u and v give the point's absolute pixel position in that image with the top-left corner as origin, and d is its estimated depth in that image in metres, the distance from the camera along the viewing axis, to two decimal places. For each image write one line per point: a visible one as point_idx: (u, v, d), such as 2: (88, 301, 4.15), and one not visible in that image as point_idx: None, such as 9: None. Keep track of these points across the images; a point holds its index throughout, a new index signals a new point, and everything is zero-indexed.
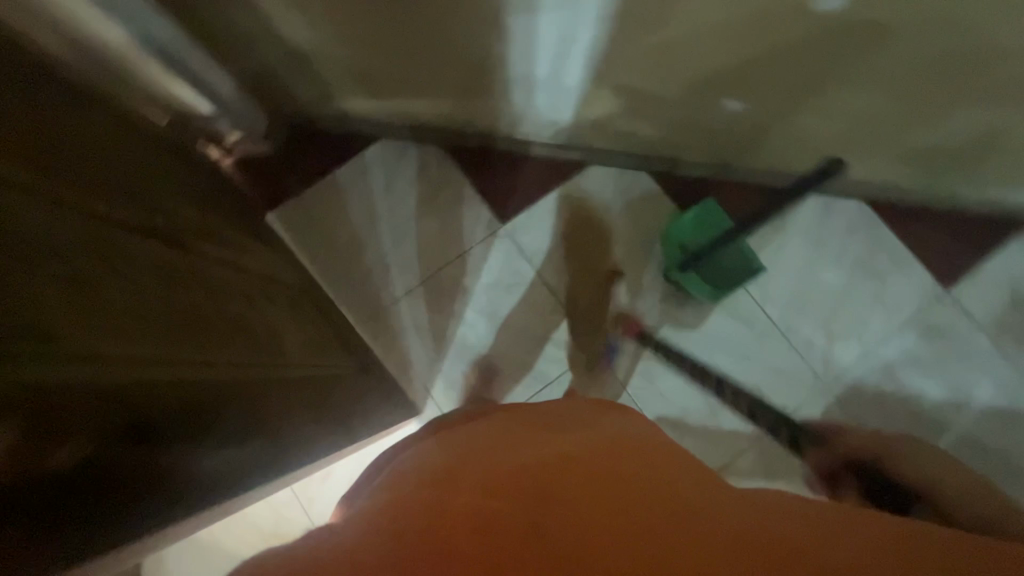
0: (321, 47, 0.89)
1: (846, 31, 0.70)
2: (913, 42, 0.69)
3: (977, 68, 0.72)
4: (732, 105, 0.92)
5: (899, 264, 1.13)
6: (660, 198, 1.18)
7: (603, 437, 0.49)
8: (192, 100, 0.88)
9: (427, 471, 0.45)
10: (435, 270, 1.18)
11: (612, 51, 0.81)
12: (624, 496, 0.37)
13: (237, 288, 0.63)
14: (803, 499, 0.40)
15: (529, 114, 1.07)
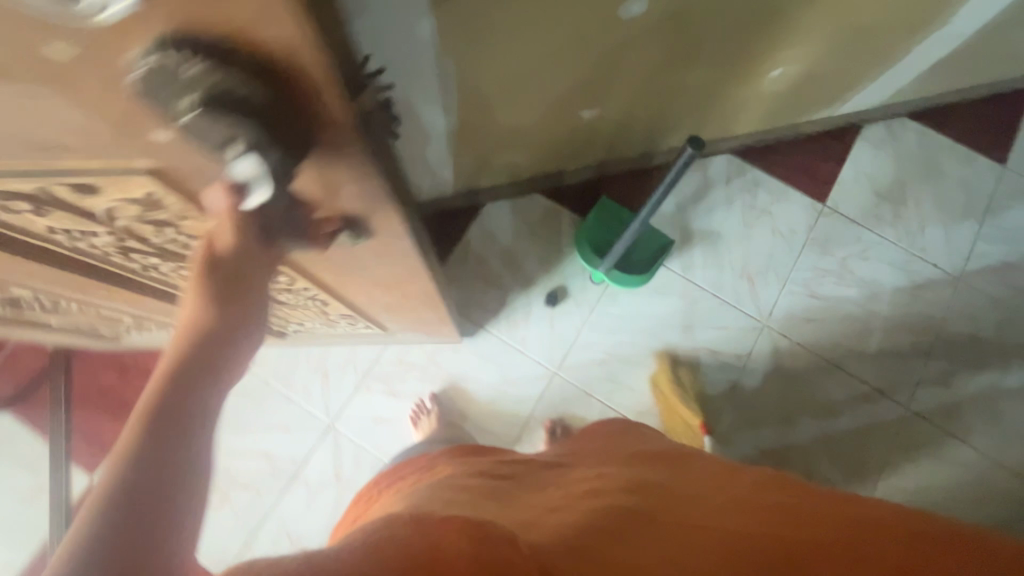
0: None
1: (663, 22, 0.76)
2: (719, 12, 0.77)
3: (775, 18, 0.82)
4: (592, 113, 0.98)
5: (779, 196, 1.25)
6: (560, 212, 1.22)
7: (626, 475, 0.56)
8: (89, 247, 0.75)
9: (454, 501, 0.51)
10: (375, 359, 1.13)
11: (470, 101, 0.82)
12: (641, 535, 0.44)
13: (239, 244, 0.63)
14: (804, 519, 0.48)
15: None
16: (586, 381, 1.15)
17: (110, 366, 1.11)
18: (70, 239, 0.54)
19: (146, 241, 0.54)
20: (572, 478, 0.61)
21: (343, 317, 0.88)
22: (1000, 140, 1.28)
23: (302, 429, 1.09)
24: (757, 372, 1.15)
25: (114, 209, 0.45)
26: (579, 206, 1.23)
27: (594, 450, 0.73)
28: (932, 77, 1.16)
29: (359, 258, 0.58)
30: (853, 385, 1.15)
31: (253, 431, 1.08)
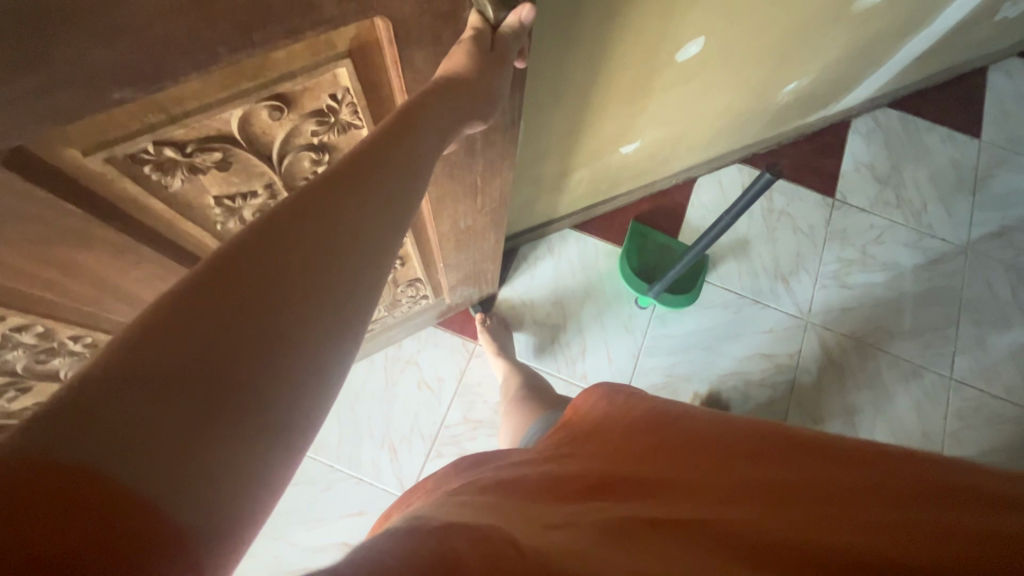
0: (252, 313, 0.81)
1: (704, 57, 0.80)
2: (752, 39, 0.80)
3: (796, 40, 0.87)
4: (628, 149, 0.99)
5: (791, 195, 1.31)
6: (594, 243, 1.24)
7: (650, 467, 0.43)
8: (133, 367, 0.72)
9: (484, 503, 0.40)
10: (441, 421, 1.10)
11: (526, 154, 0.83)
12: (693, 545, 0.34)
13: None
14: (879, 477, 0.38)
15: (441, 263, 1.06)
16: None
17: None
18: (220, 228, 0.47)
19: None
20: (584, 458, 0.47)
21: (408, 289, 0.88)
22: (970, 115, 1.39)
23: (378, 508, 1.04)
24: (809, 366, 1.18)
25: (292, 133, 0.40)
26: (610, 234, 1.24)
27: (599, 408, 0.55)
28: (910, 68, 1.25)
29: (459, 206, 0.65)
30: (899, 363, 1.19)
31: (329, 521, 1.03)
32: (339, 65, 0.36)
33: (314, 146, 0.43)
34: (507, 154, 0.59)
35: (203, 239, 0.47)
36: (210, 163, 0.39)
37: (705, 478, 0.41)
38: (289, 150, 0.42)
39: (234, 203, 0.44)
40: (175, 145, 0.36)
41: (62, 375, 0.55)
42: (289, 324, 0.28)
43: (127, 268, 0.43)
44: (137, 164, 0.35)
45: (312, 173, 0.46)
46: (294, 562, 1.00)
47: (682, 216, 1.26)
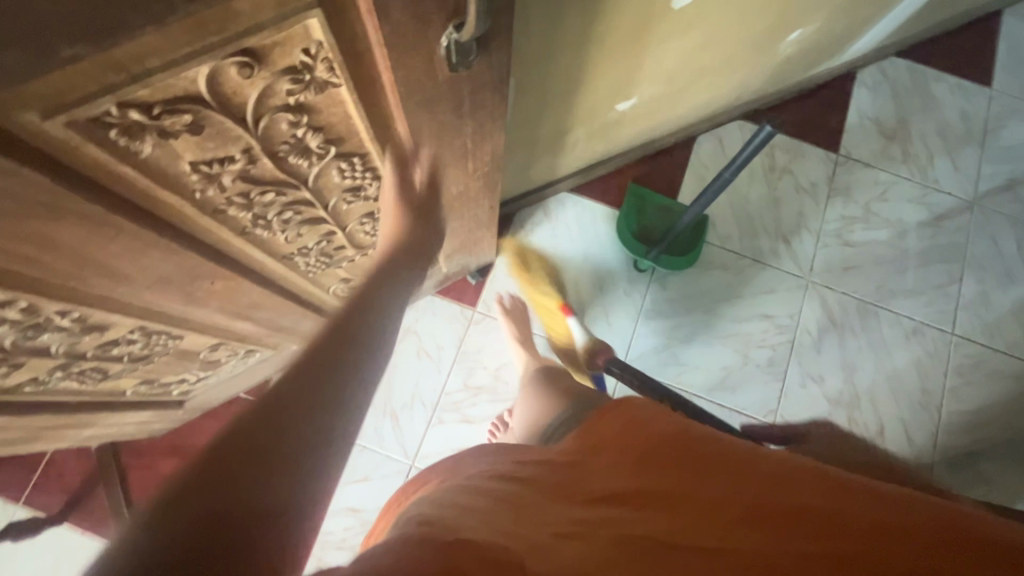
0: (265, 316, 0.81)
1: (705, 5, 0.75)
2: None
3: None
4: (625, 107, 0.96)
5: (794, 152, 1.27)
6: (592, 206, 1.21)
7: (644, 476, 0.45)
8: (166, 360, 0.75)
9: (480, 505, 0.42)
10: (442, 389, 1.11)
11: (518, 114, 0.80)
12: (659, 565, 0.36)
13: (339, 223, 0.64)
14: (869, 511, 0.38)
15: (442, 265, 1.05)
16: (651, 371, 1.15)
17: (165, 453, 1.04)
18: (199, 196, 0.45)
19: (272, 194, 0.50)
20: (598, 464, 0.49)
21: None
22: (983, 64, 1.34)
23: (383, 475, 1.06)
24: (810, 327, 1.18)
25: (265, 92, 0.38)
26: (608, 197, 1.22)
27: (622, 414, 0.55)
28: (922, 13, 1.19)
29: (450, 170, 0.63)
30: (899, 322, 1.19)
31: (335, 488, 1.05)
32: (311, 18, 0.34)
33: (290, 106, 0.41)
34: (497, 114, 0.57)
35: (183, 209, 0.45)
36: (181, 126, 0.37)
37: (699, 492, 0.42)
38: (264, 111, 0.40)
39: (211, 169, 0.43)
40: (140, 106, 0.34)
41: (53, 352, 0.54)
42: (294, 433, 0.37)
43: (107, 243, 0.42)
44: (103, 128, 0.33)
45: (291, 136, 0.44)
46: None
47: (682, 176, 1.23)
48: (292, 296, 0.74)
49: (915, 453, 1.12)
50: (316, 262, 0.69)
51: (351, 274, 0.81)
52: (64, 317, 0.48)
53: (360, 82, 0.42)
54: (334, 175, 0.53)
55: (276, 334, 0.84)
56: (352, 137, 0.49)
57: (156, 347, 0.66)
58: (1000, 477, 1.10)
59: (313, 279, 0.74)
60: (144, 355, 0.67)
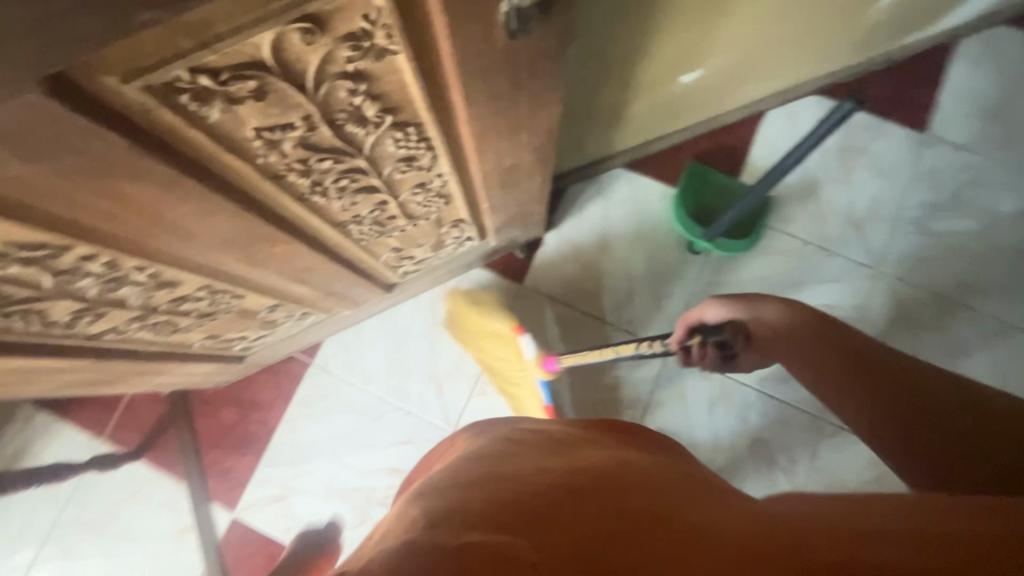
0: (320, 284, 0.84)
1: None
2: None
3: None
4: (688, 78, 0.91)
5: (875, 132, 1.17)
6: (647, 184, 1.17)
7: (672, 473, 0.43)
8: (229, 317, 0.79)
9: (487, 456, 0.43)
10: (485, 361, 1.12)
11: (576, 86, 0.77)
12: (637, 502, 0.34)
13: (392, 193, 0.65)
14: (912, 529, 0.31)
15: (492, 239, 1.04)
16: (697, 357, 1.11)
17: (226, 403, 1.12)
18: (262, 162, 0.47)
19: (329, 161, 0.51)
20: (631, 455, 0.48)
21: (452, 229, 0.87)
22: None
23: (425, 439, 1.10)
24: (876, 321, 1.10)
25: (326, 59, 0.39)
26: (665, 175, 1.17)
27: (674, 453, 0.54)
28: None
29: (504, 143, 0.62)
30: (981, 321, 1.09)
31: (380, 448, 1.10)
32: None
33: (349, 74, 0.41)
34: (555, 83, 0.55)
35: (247, 174, 0.47)
36: (247, 92, 0.38)
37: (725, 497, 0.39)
38: (324, 79, 0.40)
39: (273, 136, 0.44)
40: (209, 72, 0.35)
41: (131, 303, 0.59)
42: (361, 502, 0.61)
43: (178, 205, 0.44)
44: (176, 93, 0.35)
45: (349, 104, 0.45)
46: (349, 482, 1.09)
47: (746, 154, 1.16)
48: (345, 262, 0.76)
49: None
50: (369, 231, 0.71)
51: (402, 243, 0.82)
52: (141, 272, 0.52)
53: (417, 49, 0.42)
54: (390, 144, 0.53)
55: (329, 298, 0.88)
56: (408, 105, 0.49)
57: (221, 305, 0.70)
58: None
59: (366, 246, 0.76)
60: (210, 312, 0.71)
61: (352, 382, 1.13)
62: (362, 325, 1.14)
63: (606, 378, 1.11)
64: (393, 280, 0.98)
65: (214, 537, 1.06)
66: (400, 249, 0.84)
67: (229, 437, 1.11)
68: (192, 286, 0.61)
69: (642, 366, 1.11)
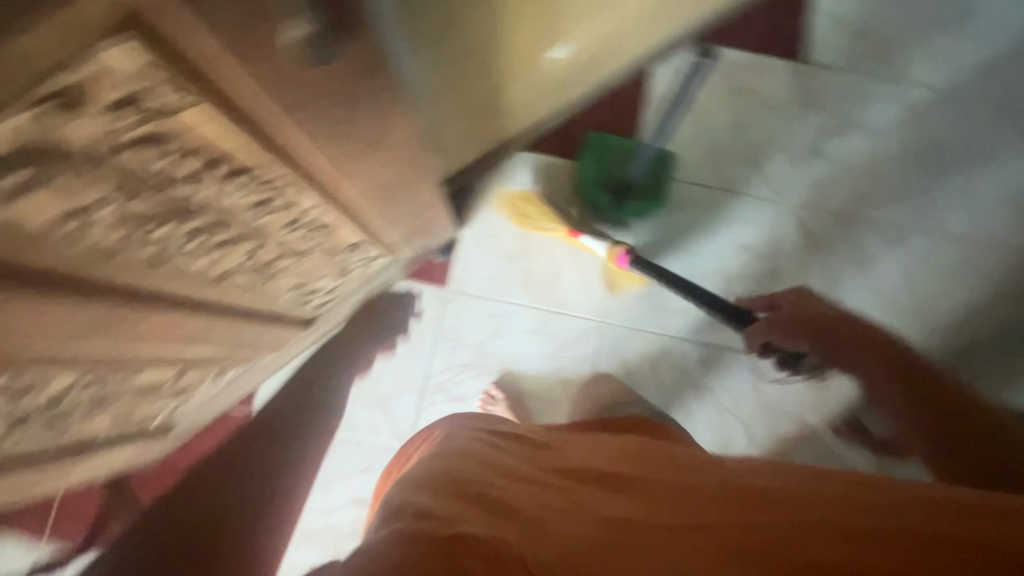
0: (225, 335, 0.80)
1: None
2: None
3: None
4: (560, 54, 0.89)
5: (758, 69, 1.20)
6: (551, 162, 1.16)
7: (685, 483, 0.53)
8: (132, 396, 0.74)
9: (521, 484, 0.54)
10: (427, 372, 1.11)
11: (442, 85, 0.75)
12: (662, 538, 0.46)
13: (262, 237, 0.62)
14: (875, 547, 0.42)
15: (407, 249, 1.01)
16: (629, 322, 1.12)
17: (167, 476, 1.07)
18: (78, 247, 0.42)
19: (163, 227, 0.47)
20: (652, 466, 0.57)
21: (353, 253, 0.84)
22: None
23: (382, 463, 1.08)
24: (789, 251, 1.15)
25: (100, 131, 0.34)
26: (566, 149, 1.16)
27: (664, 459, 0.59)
28: None
29: (367, 163, 0.60)
30: (882, 231, 1.15)
31: (337, 484, 1.07)
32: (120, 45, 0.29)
33: (140, 139, 0.37)
34: (396, 96, 0.52)
35: (67, 263, 0.42)
36: (12, 189, 0.33)
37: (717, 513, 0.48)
38: (109, 150, 0.36)
39: (77, 219, 0.39)
40: None
41: None
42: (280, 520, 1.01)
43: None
44: None
45: (157, 167, 0.41)
46: (314, 523, 1.06)
47: (640, 115, 1.17)
48: (243, 313, 0.73)
49: None
50: (253, 279, 0.67)
51: (300, 280, 0.78)
52: None
53: (213, 98, 0.38)
54: (235, 192, 0.50)
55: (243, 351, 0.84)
56: (233, 152, 0.45)
57: (109, 390, 0.65)
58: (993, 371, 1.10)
59: (259, 292, 0.72)
60: (101, 399, 0.66)
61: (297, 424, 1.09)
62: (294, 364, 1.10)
63: (548, 362, 1.11)
64: (308, 315, 0.94)
65: None
66: (302, 285, 0.80)
67: None
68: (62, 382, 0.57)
69: (581, 343, 1.11)
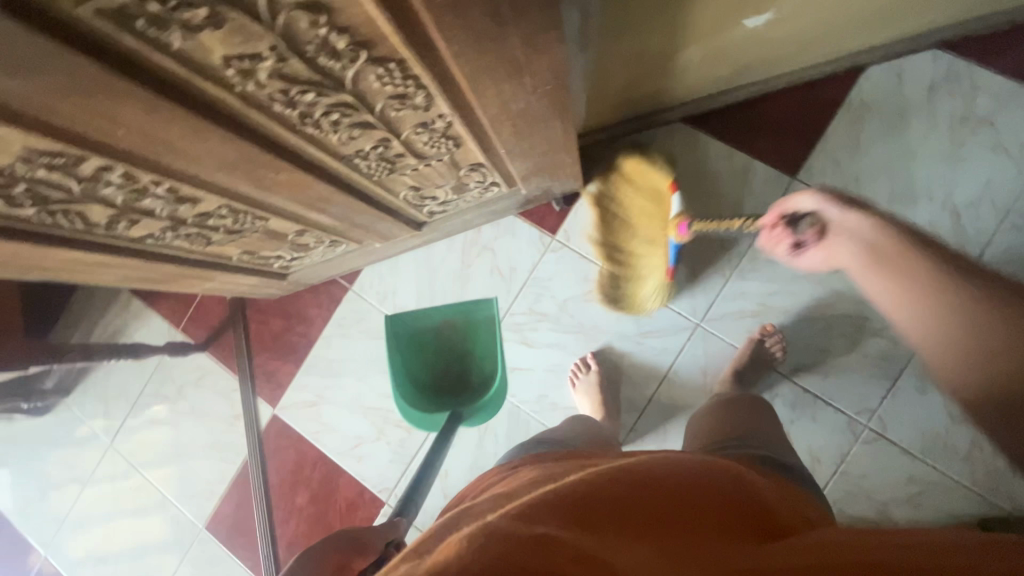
0: (346, 222, 0.86)
1: None
2: None
3: None
4: (755, 22, 0.77)
5: (1010, 100, 0.96)
6: (708, 142, 1.06)
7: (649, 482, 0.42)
8: (256, 243, 0.86)
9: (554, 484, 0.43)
10: (506, 310, 1.13)
11: (610, 33, 0.71)
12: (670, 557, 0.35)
13: (395, 132, 0.63)
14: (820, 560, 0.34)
15: (530, 190, 1.01)
16: (726, 338, 1.03)
17: (277, 311, 1.24)
18: (242, 90, 0.47)
19: (315, 98, 0.52)
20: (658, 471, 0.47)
21: (472, 175, 0.84)
22: None
23: None
24: None
25: None
26: (727, 134, 1.06)
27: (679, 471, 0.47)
28: None
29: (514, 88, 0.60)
30: None
31: None
32: None
33: (306, 4, 0.40)
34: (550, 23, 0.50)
35: (218, 110, 0.48)
36: (202, 20, 0.38)
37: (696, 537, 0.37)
38: (280, 8, 0.40)
39: (245, 64, 0.44)
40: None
41: (157, 213, 0.65)
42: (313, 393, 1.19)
43: (165, 132, 0.48)
44: (130, 18, 0.36)
45: (320, 38, 0.44)
46: (369, 402, 1.17)
47: (828, 119, 1.02)
48: (360, 201, 0.79)
49: None
50: (376, 166, 0.71)
51: (417, 183, 0.81)
52: (156, 185, 0.57)
53: None
54: (373, 80, 0.52)
55: (358, 230, 0.92)
56: (384, 38, 0.46)
57: (245, 224, 0.76)
58: None
59: (378, 183, 0.77)
60: (233, 228, 0.77)
61: (381, 310, 1.19)
62: (395, 260, 1.18)
63: (626, 346, 1.07)
64: (420, 218, 0.98)
65: (257, 428, 1.21)
66: (411, 192, 0.84)
67: (275, 344, 1.23)
68: (203, 208, 0.67)
69: (666, 338, 1.05)
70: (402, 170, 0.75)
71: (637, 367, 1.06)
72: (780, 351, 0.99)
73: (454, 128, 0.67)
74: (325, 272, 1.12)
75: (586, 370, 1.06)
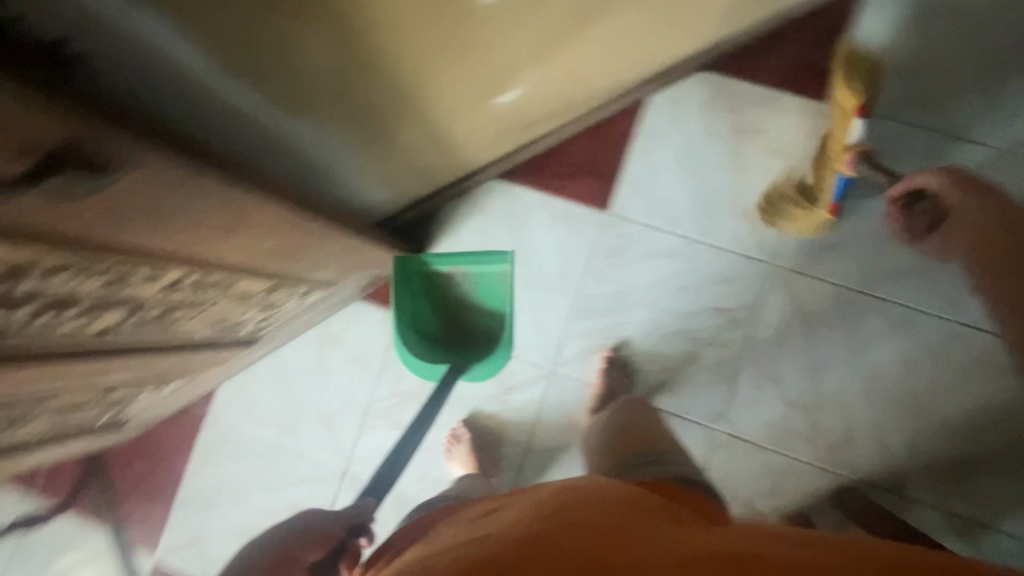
0: (153, 372, 0.82)
1: None
2: None
3: None
4: (506, 98, 0.81)
5: (771, 107, 1.06)
6: (523, 194, 1.10)
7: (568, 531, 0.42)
8: (58, 417, 0.80)
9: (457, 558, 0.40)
10: (371, 397, 1.11)
11: (357, 144, 0.72)
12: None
13: (143, 300, 0.61)
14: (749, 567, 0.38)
15: (356, 281, 1.00)
16: (581, 380, 1.06)
17: (137, 452, 1.16)
18: None
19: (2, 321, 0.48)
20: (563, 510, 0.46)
21: (274, 296, 0.83)
22: None
23: (320, 477, 1.10)
24: (772, 321, 1.02)
25: None
26: (539, 182, 1.10)
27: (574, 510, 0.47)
28: None
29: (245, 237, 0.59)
30: (887, 309, 1.00)
31: (279, 490, 1.12)
32: None
33: None
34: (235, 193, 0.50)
35: None
36: None
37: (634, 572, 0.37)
38: None
39: None
40: None
41: None
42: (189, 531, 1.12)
43: None
44: None
45: None
46: (255, 523, 1.12)
47: (623, 151, 1.08)
48: (155, 354, 0.75)
49: (885, 462, 0.98)
50: (146, 328, 0.68)
51: (213, 320, 0.79)
52: None
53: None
54: (63, 284, 0.49)
55: (177, 370, 0.88)
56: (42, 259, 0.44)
57: (23, 414, 0.71)
58: (994, 490, 0.95)
59: (163, 335, 0.73)
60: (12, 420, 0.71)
61: (246, 426, 1.14)
62: (249, 371, 1.14)
63: (492, 406, 1.08)
64: (247, 337, 0.95)
65: None
66: (215, 325, 0.81)
67: (143, 488, 1.16)
68: None
69: (527, 391, 1.07)
70: (185, 318, 0.72)
71: (507, 424, 1.08)
72: (630, 382, 1.03)
73: (215, 279, 0.65)
74: (171, 405, 1.07)
75: (458, 440, 1.06)
